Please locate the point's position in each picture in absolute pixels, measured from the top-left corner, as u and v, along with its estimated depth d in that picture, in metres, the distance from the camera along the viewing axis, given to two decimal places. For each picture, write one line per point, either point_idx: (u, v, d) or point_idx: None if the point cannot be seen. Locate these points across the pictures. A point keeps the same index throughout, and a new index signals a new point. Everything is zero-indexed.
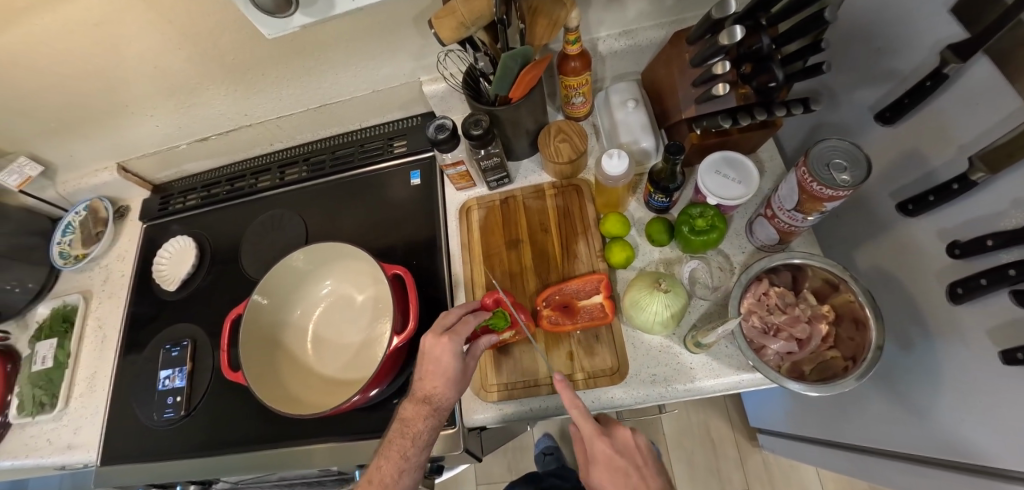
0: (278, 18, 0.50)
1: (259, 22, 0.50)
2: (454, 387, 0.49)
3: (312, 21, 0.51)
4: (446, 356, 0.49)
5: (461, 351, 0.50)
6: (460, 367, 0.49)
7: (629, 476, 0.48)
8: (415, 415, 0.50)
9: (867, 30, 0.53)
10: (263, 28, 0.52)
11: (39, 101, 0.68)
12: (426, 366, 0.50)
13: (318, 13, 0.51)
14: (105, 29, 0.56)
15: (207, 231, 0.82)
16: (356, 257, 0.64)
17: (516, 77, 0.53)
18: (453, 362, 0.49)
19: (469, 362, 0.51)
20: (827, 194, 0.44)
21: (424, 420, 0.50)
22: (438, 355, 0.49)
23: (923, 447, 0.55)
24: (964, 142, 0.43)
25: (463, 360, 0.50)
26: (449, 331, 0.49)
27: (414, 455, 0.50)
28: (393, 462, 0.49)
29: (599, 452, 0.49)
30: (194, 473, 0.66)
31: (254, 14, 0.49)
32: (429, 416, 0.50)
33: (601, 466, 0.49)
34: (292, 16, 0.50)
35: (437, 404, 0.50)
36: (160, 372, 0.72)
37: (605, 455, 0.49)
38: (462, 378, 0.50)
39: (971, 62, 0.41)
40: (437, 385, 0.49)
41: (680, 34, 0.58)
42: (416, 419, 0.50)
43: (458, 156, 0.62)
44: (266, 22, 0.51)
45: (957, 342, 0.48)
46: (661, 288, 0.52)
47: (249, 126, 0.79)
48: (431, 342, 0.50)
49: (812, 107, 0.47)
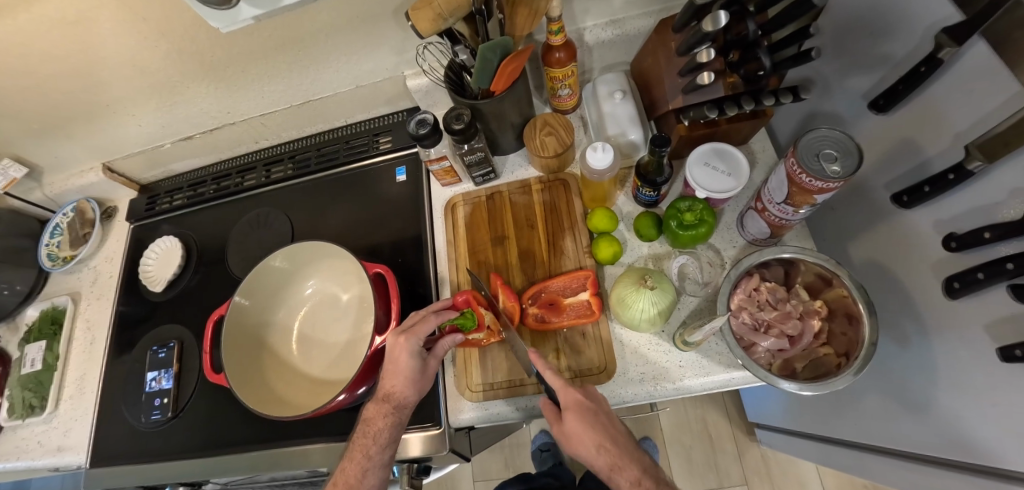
0: (223, 9, 0.47)
1: (205, 14, 0.48)
2: (412, 386, 0.49)
3: (261, 13, 0.48)
4: (402, 356, 0.49)
5: (419, 350, 0.50)
6: (417, 366, 0.49)
7: (597, 415, 0.46)
8: (375, 413, 0.50)
9: (860, 14, 0.51)
10: (212, 22, 0.49)
11: (18, 102, 0.67)
12: (385, 366, 0.50)
13: (265, 4, 0.47)
14: (78, 27, 0.55)
15: (194, 231, 0.82)
16: (338, 255, 0.63)
17: (497, 68, 0.51)
18: (409, 361, 0.49)
19: (429, 361, 0.51)
20: (817, 186, 0.43)
21: (383, 418, 0.49)
22: (395, 355, 0.49)
23: (920, 444, 0.54)
24: (960, 130, 0.41)
25: (421, 359, 0.50)
26: (407, 331, 0.50)
27: (377, 454, 0.49)
28: (356, 462, 0.49)
29: (570, 398, 0.47)
30: (181, 475, 0.65)
31: (194, 4, 0.46)
32: (389, 414, 0.49)
33: (571, 412, 0.46)
34: (238, 7, 0.47)
35: (396, 402, 0.49)
36: (148, 373, 0.71)
37: (575, 400, 0.47)
38: (421, 376, 0.50)
39: (967, 45, 0.38)
40: (396, 384, 0.49)
41: (667, 21, 0.56)
42: (377, 417, 0.50)
43: (442, 152, 0.60)
44: (210, 14, 0.48)
45: (954, 337, 0.46)
46: (647, 285, 0.50)
47: (232, 124, 0.78)
48: (391, 342, 0.50)
49: (802, 95, 0.45)
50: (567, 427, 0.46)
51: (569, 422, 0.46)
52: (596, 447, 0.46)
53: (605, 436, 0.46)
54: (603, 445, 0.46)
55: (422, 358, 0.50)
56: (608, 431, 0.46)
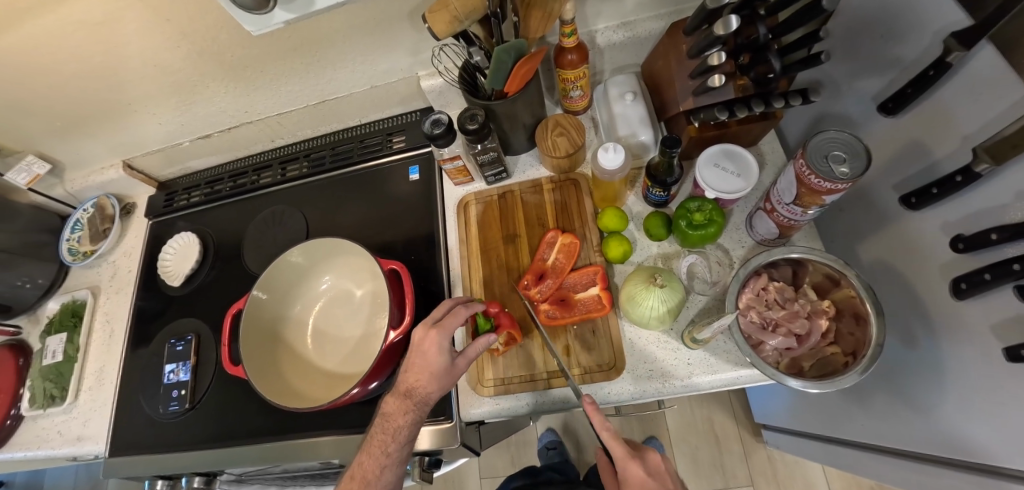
0: (258, 14, 0.50)
1: (239, 18, 0.50)
2: (437, 383, 0.49)
3: (294, 17, 0.51)
4: (432, 351, 0.49)
5: (448, 345, 0.49)
6: (445, 363, 0.49)
7: None
8: (396, 409, 0.50)
9: (870, 18, 0.52)
10: (246, 26, 0.51)
11: (44, 100, 0.69)
12: (413, 359, 0.50)
13: (298, 9, 0.50)
14: (107, 28, 0.57)
15: (211, 227, 0.84)
16: (354, 252, 0.65)
17: (511, 70, 0.52)
18: (438, 357, 0.49)
19: (458, 362, 0.49)
20: (825, 187, 0.44)
21: (404, 415, 0.50)
22: (425, 348, 0.49)
23: (926, 445, 0.54)
24: (968, 133, 0.41)
25: (449, 356, 0.49)
26: (438, 325, 0.50)
27: (396, 451, 0.50)
28: (375, 458, 0.50)
29: (632, 474, 0.47)
30: (197, 465, 0.67)
31: (234, 12, 0.49)
32: (410, 410, 0.50)
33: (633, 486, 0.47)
34: (273, 12, 0.50)
35: (418, 399, 0.49)
36: (166, 366, 0.73)
37: (638, 478, 0.47)
38: (448, 374, 0.49)
39: (975, 49, 0.39)
40: (420, 379, 0.49)
41: (678, 25, 0.57)
42: (397, 414, 0.50)
43: (456, 151, 0.61)
44: (245, 17, 0.50)
45: (961, 338, 0.47)
46: (657, 283, 0.51)
47: (251, 122, 0.80)
48: (420, 335, 0.50)
49: (811, 98, 0.46)
50: None
51: None
52: None
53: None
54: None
55: (451, 355, 0.49)
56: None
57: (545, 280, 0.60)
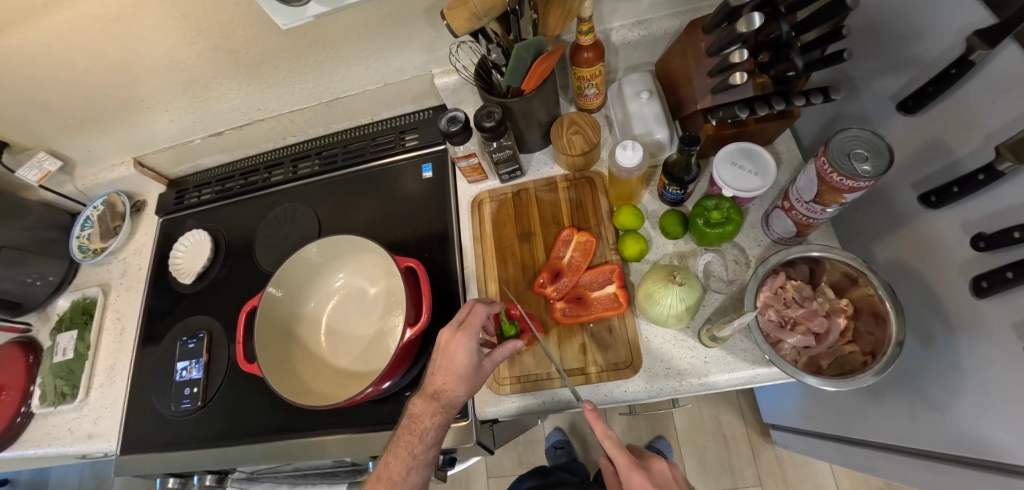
0: (293, 6, 0.49)
1: (272, 11, 0.50)
2: (464, 385, 0.49)
3: (327, 10, 0.51)
4: (459, 353, 0.48)
5: (476, 348, 0.49)
6: (472, 365, 0.49)
7: None
8: (423, 410, 0.50)
9: (889, 17, 0.52)
10: (278, 19, 0.51)
11: (56, 96, 0.69)
12: (440, 361, 0.49)
13: (330, 2, 0.50)
14: (123, 24, 0.57)
15: (222, 225, 0.83)
16: (369, 250, 0.65)
17: (529, 67, 0.52)
18: (465, 359, 0.48)
19: (485, 364, 0.49)
20: (847, 185, 0.44)
21: (432, 416, 0.50)
22: (452, 351, 0.49)
23: (943, 445, 0.54)
24: (991, 131, 0.41)
25: (477, 358, 0.49)
26: (464, 327, 0.49)
27: (422, 453, 0.50)
28: (401, 460, 0.50)
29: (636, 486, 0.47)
30: (210, 463, 0.67)
31: (266, 2, 0.48)
32: (438, 412, 0.50)
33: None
34: (306, 6, 0.50)
35: (445, 401, 0.49)
36: (178, 363, 0.73)
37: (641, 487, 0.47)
38: (475, 377, 0.49)
39: (1000, 47, 0.39)
40: (448, 382, 0.49)
41: (697, 22, 0.57)
42: (425, 415, 0.50)
43: (471, 148, 0.61)
44: (278, 10, 0.50)
45: (980, 337, 0.47)
46: (675, 281, 0.51)
47: (263, 120, 0.79)
48: (447, 337, 0.49)
49: (831, 96, 0.46)
50: None
51: None
52: None
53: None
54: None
55: (479, 357, 0.49)
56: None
57: (561, 278, 0.60)
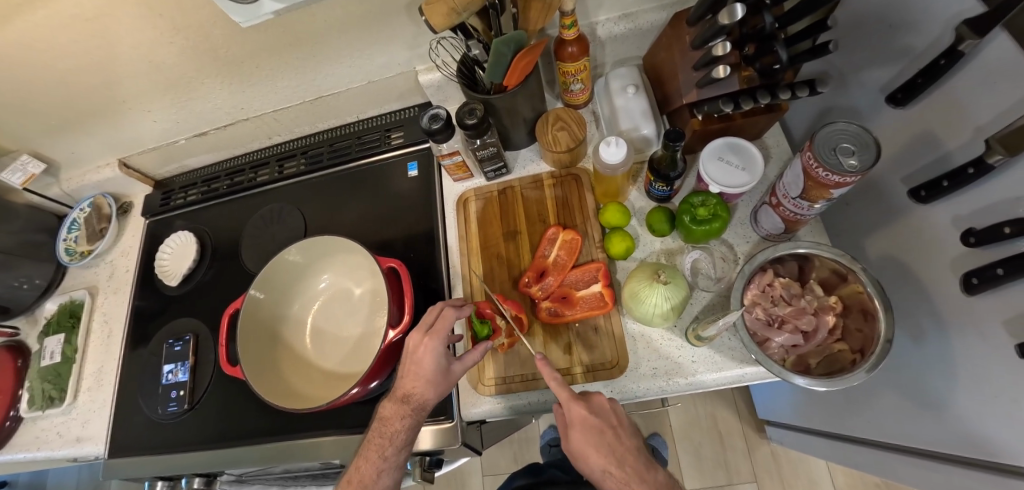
0: (246, 4, 0.49)
1: (228, 9, 0.49)
2: (433, 389, 0.48)
3: (282, 7, 0.50)
4: (426, 356, 0.48)
5: (443, 351, 0.49)
6: (440, 369, 0.48)
7: (603, 434, 0.47)
8: (393, 414, 0.50)
9: (879, 7, 0.50)
10: (234, 16, 0.50)
11: (37, 98, 0.68)
12: (408, 365, 0.49)
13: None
14: (99, 24, 0.56)
15: (208, 226, 0.83)
16: (352, 250, 0.64)
17: (511, 63, 0.51)
18: (432, 363, 0.48)
19: (453, 366, 0.49)
20: (833, 181, 0.42)
21: (401, 419, 0.49)
22: (420, 355, 0.48)
23: (935, 442, 0.53)
24: (981, 123, 0.40)
25: (444, 361, 0.48)
26: (431, 331, 0.49)
27: (392, 455, 0.49)
28: (372, 462, 0.50)
29: (575, 414, 0.47)
30: (197, 465, 0.67)
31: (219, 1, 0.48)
32: (407, 415, 0.49)
33: (577, 428, 0.47)
34: (260, 3, 0.49)
35: (415, 404, 0.49)
36: (164, 366, 0.73)
37: (580, 416, 0.47)
38: (443, 380, 0.48)
39: (989, 36, 0.38)
40: (417, 386, 0.48)
41: (681, 15, 0.56)
42: (394, 418, 0.49)
43: (455, 146, 0.60)
44: (234, 9, 0.49)
45: (972, 335, 0.46)
46: (660, 280, 0.50)
47: (247, 120, 0.79)
48: (415, 341, 0.49)
49: (818, 89, 0.45)
50: (573, 443, 0.48)
51: (575, 438, 0.47)
52: (602, 466, 0.47)
53: (610, 454, 0.47)
54: (609, 465, 0.47)
55: (447, 359, 0.49)
56: (613, 448, 0.47)
57: (546, 277, 0.59)
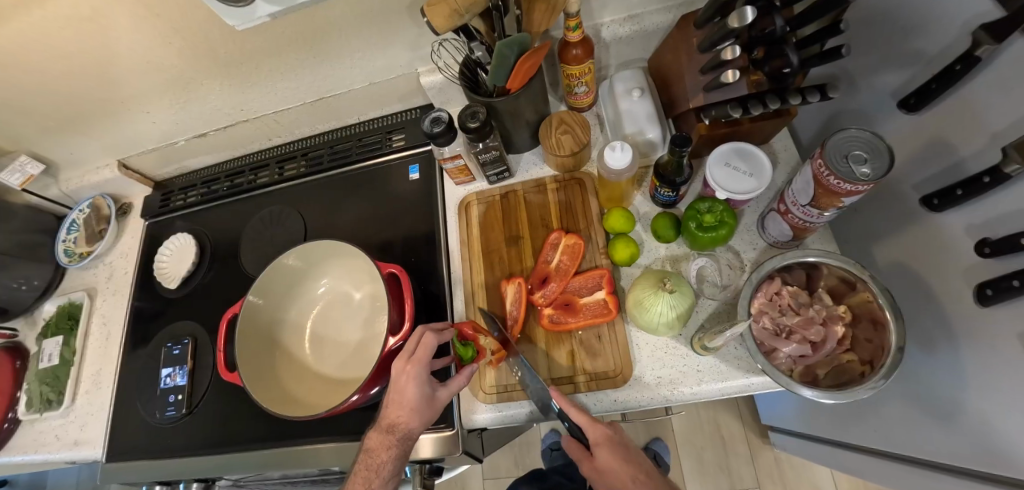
0: (239, 6, 0.47)
1: (221, 12, 0.48)
2: (417, 416, 0.47)
3: (277, 10, 0.48)
4: (409, 385, 0.47)
5: (425, 377, 0.48)
6: (424, 395, 0.47)
7: (627, 449, 0.48)
8: (379, 444, 0.49)
9: (892, 10, 0.49)
10: (228, 20, 0.49)
11: (34, 98, 0.67)
12: (392, 393, 0.48)
13: (282, 2, 0.47)
14: (96, 24, 0.55)
15: (208, 228, 0.82)
16: (352, 255, 0.63)
17: (515, 65, 0.50)
18: (416, 390, 0.47)
19: (438, 392, 0.48)
20: (845, 189, 0.41)
21: (387, 449, 0.48)
22: (403, 382, 0.48)
23: (942, 454, 0.52)
24: (997, 131, 0.39)
25: (427, 388, 0.48)
26: (412, 357, 0.48)
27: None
28: None
29: (598, 434, 0.49)
30: (194, 471, 0.66)
31: (212, 4, 0.47)
32: (393, 446, 0.48)
33: (603, 447, 0.48)
34: (255, 5, 0.47)
35: (399, 434, 0.48)
36: (163, 369, 0.72)
37: (604, 434, 0.49)
38: (428, 407, 0.48)
39: (1007, 41, 0.36)
40: (401, 415, 0.48)
41: (689, 17, 0.55)
42: (380, 448, 0.48)
43: (456, 150, 0.59)
44: (226, 12, 0.48)
45: (985, 348, 0.44)
46: (666, 288, 0.49)
47: (247, 121, 0.78)
48: (398, 368, 0.49)
49: (829, 94, 0.44)
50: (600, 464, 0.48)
51: (602, 455, 0.48)
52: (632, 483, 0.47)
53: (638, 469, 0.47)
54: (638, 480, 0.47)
55: (431, 387, 0.48)
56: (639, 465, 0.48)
57: (549, 283, 0.58)
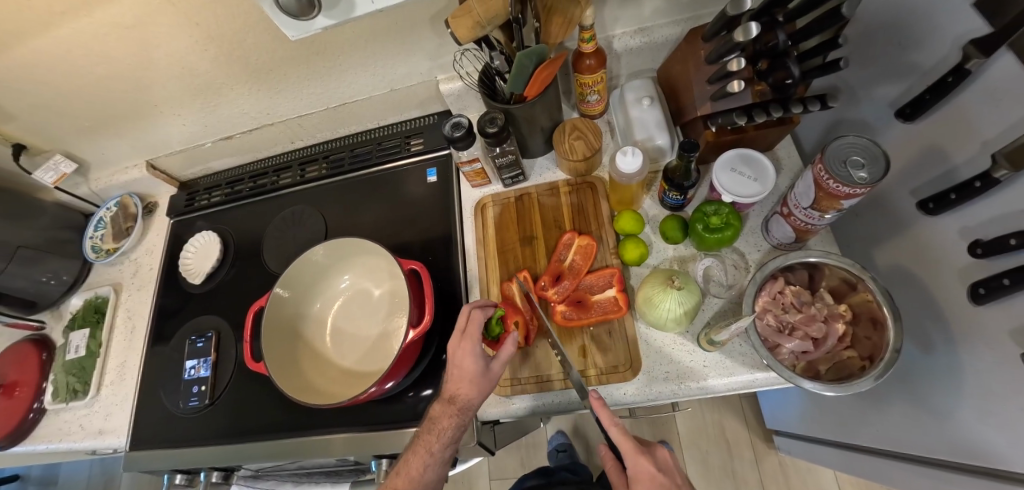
0: (301, 20, 0.50)
1: (281, 23, 0.50)
2: (476, 386, 0.49)
3: (334, 24, 0.51)
4: (466, 358, 0.50)
5: (480, 351, 0.50)
6: (480, 368, 0.49)
7: None
8: (441, 412, 0.51)
9: (888, 26, 0.52)
10: (286, 31, 0.52)
11: (72, 101, 0.71)
12: (453, 367, 0.51)
13: (339, 16, 0.50)
14: (138, 31, 0.58)
15: (231, 227, 0.85)
16: (373, 252, 0.66)
17: (533, 73, 0.53)
18: (472, 360, 0.49)
19: (494, 365, 0.50)
20: (843, 192, 0.44)
21: (449, 418, 0.50)
22: (459, 355, 0.50)
23: (939, 450, 0.55)
24: (987, 139, 0.42)
25: (484, 360, 0.50)
26: (465, 333, 0.51)
27: (439, 451, 0.50)
28: (420, 457, 0.51)
29: (642, 471, 0.47)
30: (215, 460, 0.68)
31: (279, 16, 0.49)
32: (454, 415, 0.50)
33: (643, 483, 0.47)
34: (315, 19, 0.50)
35: (460, 404, 0.50)
36: (187, 361, 0.75)
37: (648, 474, 0.47)
38: (485, 379, 0.49)
39: (993, 56, 0.39)
40: (461, 385, 0.50)
41: (697, 31, 0.58)
42: (442, 417, 0.51)
43: (475, 154, 0.63)
44: (287, 23, 0.50)
45: (979, 345, 0.47)
46: (674, 285, 0.52)
47: (271, 124, 0.81)
48: (453, 346, 0.51)
49: (829, 104, 0.47)
50: None
51: None
52: None
53: None
54: None
55: (485, 360, 0.50)
56: None
57: (562, 281, 0.61)
